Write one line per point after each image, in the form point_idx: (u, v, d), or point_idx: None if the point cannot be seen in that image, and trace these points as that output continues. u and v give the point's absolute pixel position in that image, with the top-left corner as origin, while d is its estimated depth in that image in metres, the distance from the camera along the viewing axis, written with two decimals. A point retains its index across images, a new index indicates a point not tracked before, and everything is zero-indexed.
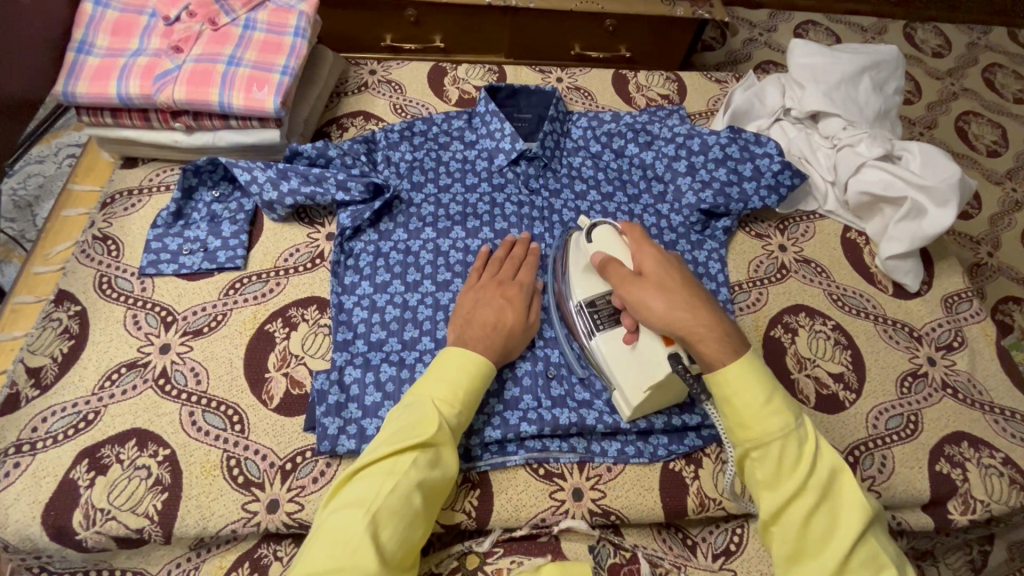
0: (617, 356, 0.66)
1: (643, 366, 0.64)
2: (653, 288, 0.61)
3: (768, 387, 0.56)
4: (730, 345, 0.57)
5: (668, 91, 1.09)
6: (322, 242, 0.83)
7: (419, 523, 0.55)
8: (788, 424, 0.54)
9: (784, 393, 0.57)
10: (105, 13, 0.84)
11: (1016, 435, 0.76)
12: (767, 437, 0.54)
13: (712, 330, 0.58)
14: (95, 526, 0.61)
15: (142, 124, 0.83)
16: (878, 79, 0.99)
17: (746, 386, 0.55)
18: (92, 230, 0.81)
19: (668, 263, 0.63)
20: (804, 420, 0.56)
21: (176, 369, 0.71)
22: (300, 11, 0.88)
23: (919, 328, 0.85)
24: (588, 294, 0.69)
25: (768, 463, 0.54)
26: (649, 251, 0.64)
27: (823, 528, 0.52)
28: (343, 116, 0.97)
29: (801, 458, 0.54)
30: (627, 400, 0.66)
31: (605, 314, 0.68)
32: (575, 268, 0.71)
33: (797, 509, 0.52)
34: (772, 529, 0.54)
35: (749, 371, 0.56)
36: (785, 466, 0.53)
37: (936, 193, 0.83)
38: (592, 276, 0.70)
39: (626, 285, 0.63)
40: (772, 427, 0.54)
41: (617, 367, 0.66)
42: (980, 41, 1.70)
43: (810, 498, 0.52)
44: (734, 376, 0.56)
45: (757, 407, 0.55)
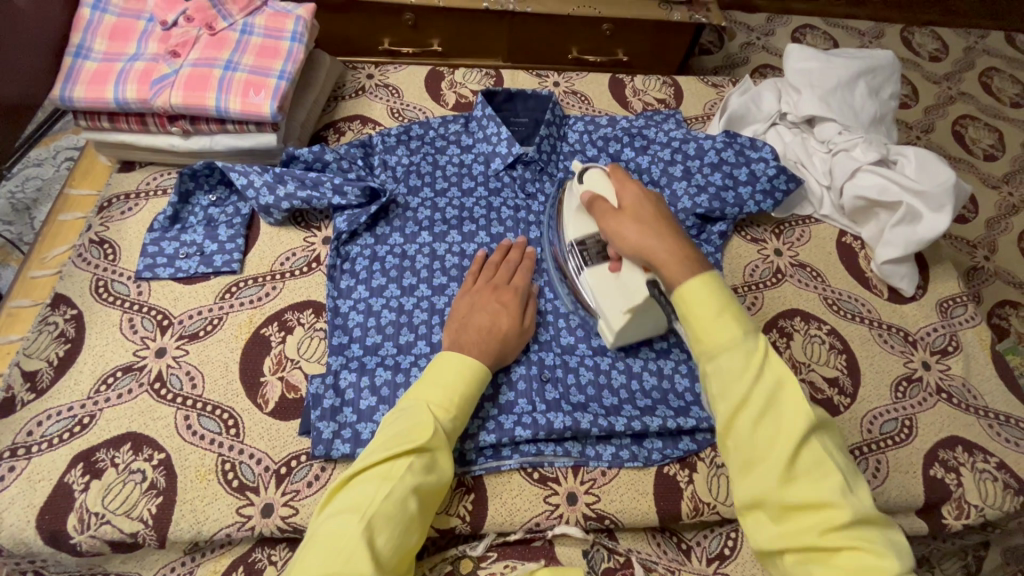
0: (601, 284, 0.70)
1: (624, 292, 0.68)
2: (628, 219, 0.65)
3: (720, 299, 0.55)
4: (692, 266, 0.58)
5: (664, 96, 1.09)
6: (318, 246, 0.83)
7: (414, 528, 0.55)
8: (737, 335, 0.53)
9: (737, 306, 0.56)
10: (102, 18, 0.84)
11: (1010, 440, 0.76)
12: (718, 347, 0.53)
13: (675, 254, 0.60)
14: (90, 530, 0.61)
15: (139, 128, 0.83)
16: (874, 85, 0.99)
17: (699, 298, 0.55)
18: (89, 234, 0.81)
19: (646, 197, 0.67)
20: (757, 332, 0.54)
21: (172, 373, 0.71)
22: (298, 16, 0.89)
23: (914, 333, 0.85)
24: (578, 233, 0.75)
25: (720, 373, 0.53)
26: (630, 188, 0.69)
27: (770, 437, 0.50)
28: (340, 120, 0.97)
29: (750, 365, 0.52)
30: (610, 325, 0.70)
31: (592, 252, 0.73)
32: (570, 211, 0.77)
33: (745, 419, 0.51)
34: (725, 442, 0.52)
35: (703, 286, 0.56)
36: (735, 374, 0.52)
37: (930, 197, 0.84)
38: (583, 218, 0.75)
39: (606, 216, 0.68)
40: (722, 337, 0.53)
41: (601, 294, 0.70)
42: (977, 46, 1.70)
43: (759, 407, 0.51)
44: (688, 290, 0.56)
45: (710, 318, 0.54)
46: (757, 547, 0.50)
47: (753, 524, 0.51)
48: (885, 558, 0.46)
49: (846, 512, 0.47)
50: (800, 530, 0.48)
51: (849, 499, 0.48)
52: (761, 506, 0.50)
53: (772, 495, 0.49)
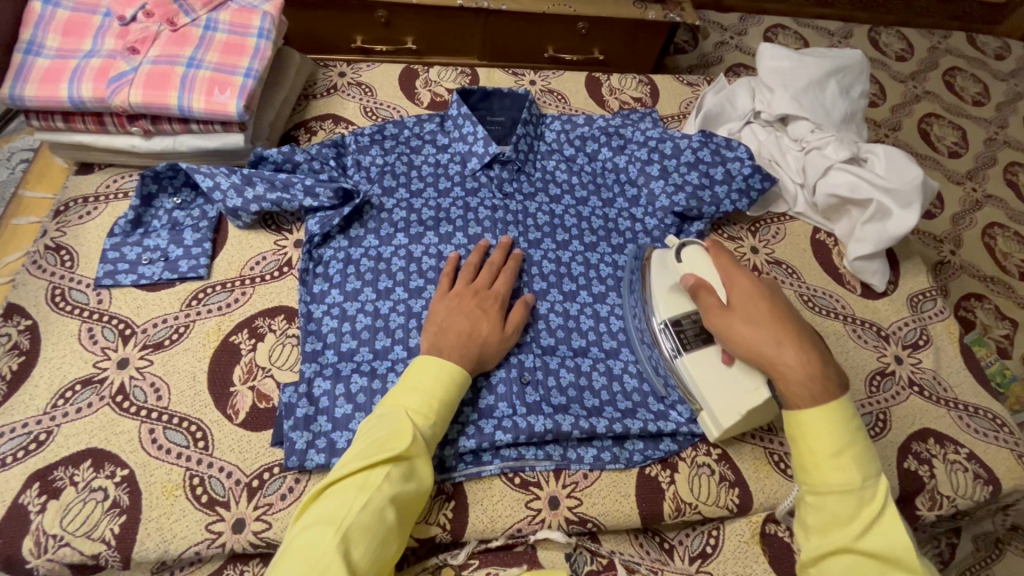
0: (709, 377, 0.66)
1: (736, 388, 0.64)
2: (740, 320, 0.60)
3: (844, 439, 0.54)
4: (816, 391, 0.55)
5: (641, 94, 1.09)
6: (290, 249, 0.80)
7: (392, 539, 0.53)
8: (856, 482, 0.53)
9: (862, 448, 0.54)
10: (55, 12, 0.80)
11: (980, 431, 0.78)
12: (829, 487, 0.53)
13: (796, 370, 0.56)
14: (48, 553, 0.58)
15: (96, 128, 0.79)
16: (845, 84, 1.00)
17: (819, 434, 0.54)
18: (44, 240, 0.77)
19: (762, 293, 0.61)
20: (877, 479, 0.54)
21: (135, 385, 0.68)
22: (265, 12, 0.86)
23: (886, 327, 0.87)
24: (672, 313, 0.69)
25: (824, 512, 0.53)
26: (739, 279, 0.63)
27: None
28: (311, 119, 0.95)
29: (863, 514, 0.52)
30: (715, 421, 0.66)
31: (690, 334, 0.68)
32: (660, 288, 0.72)
33: (842, 560, 0.52)
34: (812, 572, 0.54)
35: (827, 418, 0.54)
36: (841, 518, 0.52)
37: (900, 194, 0.85)
38: (676, 295, 0.70)
39: (712, 312, 0.63)
40: (837, 481, 0.53)
41: (708, 387, 0.66)
42: (941, 45, 1.75)
43: (862, 556, 0.51)
44: (810, 421, 0.55)
45: (827, 458, 0.54)
46: None
47: None
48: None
49: None
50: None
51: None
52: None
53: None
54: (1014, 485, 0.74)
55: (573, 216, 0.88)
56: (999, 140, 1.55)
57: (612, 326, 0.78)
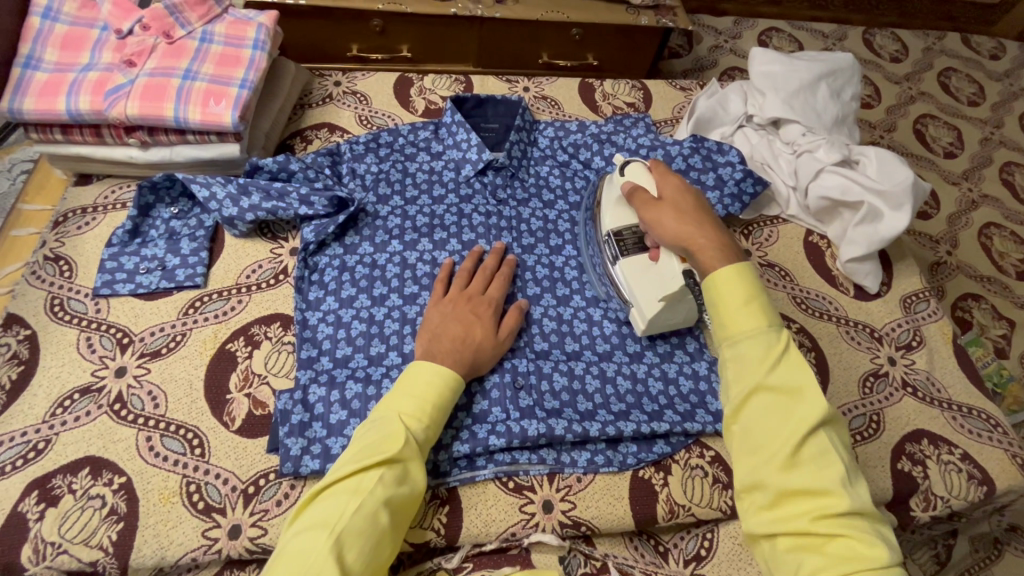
0: (637, 271, 0.73)
1: (660, 279, 0.71)
2: (670, 211, 0.69)
3: (750, 292, 0.60)
4: (726, 258, 0.63)
5: (634, 99, 1.10)
6: (285, 257, 0.81)
7: (385, 543, 0.54)
8: (762, 326, 0.58)
9: (767, 302, 0.60)
10: (53, 26, 0.81)
11: (973, 431, 0.78)
12: (741, 336, 0.58)
13: (713, 245, 0.65)
14: (46, 561, 0.58)
15: (94, 140, 0.80)
16: (836, 87, 1.01)
17: (730, 288, 0.60)
18: (43, 250, 0.78)
19: (687, 190, 0.70)
20: (782, 329, 0.59)
21: (132, 394, 0.68)
22: (259, 23, 0.87)
23: (880, 328, 0.87)
24: (615, 224, 0.77)
25: (741, 360, 0.57)
26: (670, 180, 0.72)
27: (778, 423, 0.54)
28: (307, 128, 0.96)
29: (771, 354, 0.56)
30: (641, 313, 0.72)
31: (629, 243, 0.75)
32: (608, 202, 0.79)
33: (755, 403, 0.55)
34: (733, 427, 0.56)
35: (735, 275, 0.61)
36: (754, 360, 0.56)
37: (891, 196, 0.85)
38: (621, 208, 0.78)
39: (647, 207, 0.71)
40: (746, 327, 0.58)
41: (635, 281, 0.73)
42: (936, 46, 1.75)
43: (772, 393, 0.55)
44: (722, 278, 0.61)
45: (738, 308, 0.59)
46: (750, 532, 0.53)
47: (747, 505, 0.54)
48: (877, 545, 0.48)
49: (843, 500, 0.50)
50: (792, 514, 0.51)
51: (847, 489, 0.51)
52: (760, 488, 0.53)
53: (768, 479, 0.52)
54: (1007, 485, 0.74)
55: (566, 220, 0.89)
56: (995, 140, 1.55)
57: (606, 329, 0.79)
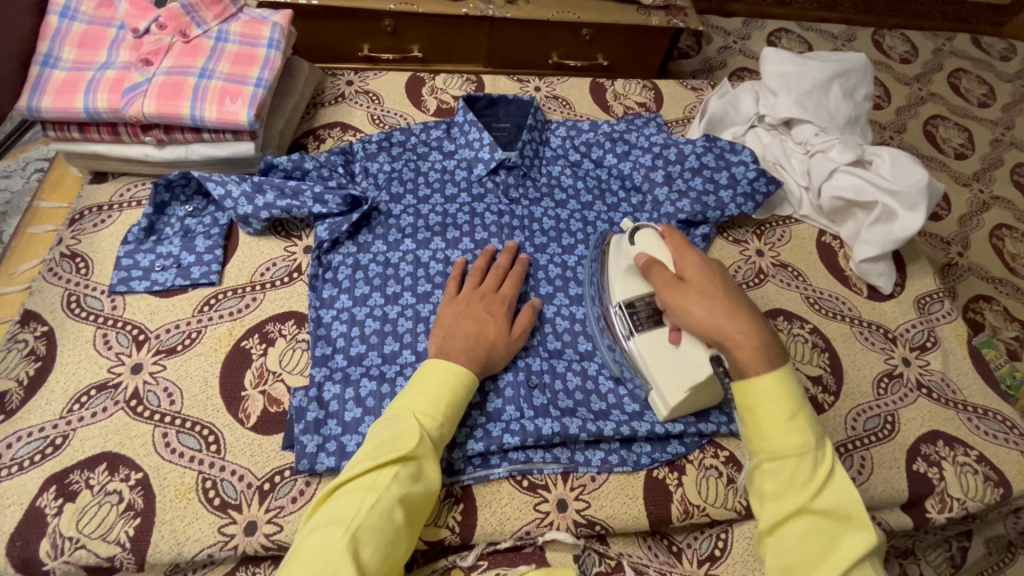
0: (658, 356, 0.67)
1: (684, 367, 0.64)
2: (694, 294, 0.61)
3: (795, 405, 0.54)
4: (767, 360, 0.56)
5: (645, 99, 1.10)
6: (299, 255, 0.82)
7: (402, 539, 0.54)
8: (808, 445, 0.53)
9: (810, 412, 0.55)
10: (71, 25, 0.82)
11: (989, 433, 0.78)
12: (783, 453, 0.53)
13: (751, 340, 0.57)
14: (64, 555, 0.59)
15: (111, 138, 0.81)
16: (848, 87, 1.01)
17: (774, 402, 0.54)
18: (60, 248, 0.79)
19: (711, 269, 0.63)
20: (826, 445, 0.54)
21: (148, 390, 0.69)
22: (274, 23, 0.87)
23: (894, 329, 0.86)
24: (626, 295, 0.71)
25: (781, 477, 0.53)
26: (690, 256, 0.64)
27: (821, 548, 0.50)
28: (320, 127, 0.96)
29: (815, 477, 0.52)
30: (665, 400, 0.68)
31: (643, 316, 0.69)
32: (616, 270, 0.73)
33: (796, 524, 0.51)
34: (767, 540, 0.53)
35: (778, 384, 0.54)
36: (798, 482, 0.52)
37: (905, 196, 0.85)
38: (631, 278, 0.71)
39: (667, 287, 0.63)
40: (790, 444, 0.53)
41: (656, 366, 0.67)
42: (945, 47, 1.75)
43: (815, 516, 0.51)
44: (764, 388, 0.55)
45: (781, 423, 0.54)
46: None
47: None
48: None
49: None
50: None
51: None
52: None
53: None
54: None
55: (578, 220, 0.89)
56: (1005, 141, 1.54)
57: None
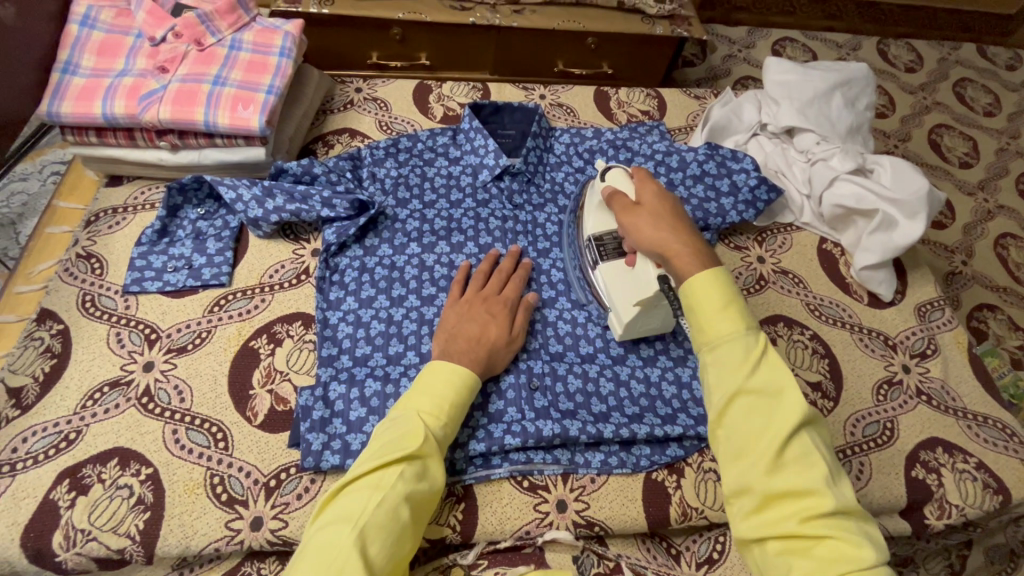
0: (614, 277, 0.73)
1: (635, 286, 0.70)
2: (647, 217, 0.67)
3: (727, 294, 0.57)
4: (703, 263, 0.60)
5: (648, 107, 1.11)
6: (307, 258, 0.83)
7: (407, 537, 0.55)
8: (739, 330, 0.55)
9: (742, 303, 0.57)
10: (90, 34, 0.85)
11: (989, 440, 0.78)
12: (720, 340, 0.55)
13: (689, 250, 0.62)
14: (76, 547, 0.60)
15: (127, 143, 0.83)
16: (850, 96, 1.02)
17: (707, 291, 0.57)
18: (76, 249, 0.81)
19: (664, 195, 0.68)
20: (759, 331, 0.56)
21: (160, 388, 0.70)
22: (286, 32, 0.90)
23: (894, 336, 0.87)
24: (596, 229, 0.77)
25: (720, 364, 0.54)
26: (649, 185, 0.69)
27: (760, 427, 0.51)
28: (329, 134, 0.98)
29: (750, 358, 0.53)
30: (619, 318, 0.73)
31: (609, 248, 0.75)
32: (590, 206, 0.79)
33: (736, 408, 0.52)
34: (716, 431, 0.54)
35: (710, 280, 0.58)
36: (733, 365, 0.53)
37: (906, 205, 0.86)
38: (603, 213, 0.78)
39: (624, 212, 0.69)
40: (723, 331, 0.55)
41: (613, 287, 0.73)
42: (951, 57, 1.75)
43: (753, 396, 0.52)
44: (699, 282, 0.58)
45: (714, 312, 0.56)
46: (739, 537, 0.51)
47: (737, 513, 0.51)
48: (863, 547, 0.46)
49: (828, 500, 0.48)
50: (779, 518, 0.48)
51: (832, 489, 0.49)
52: (747, 492, 0.50)
53: (756, 484, 0.50)
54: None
55: None
56: (1011, 151, 1.55)
57: None
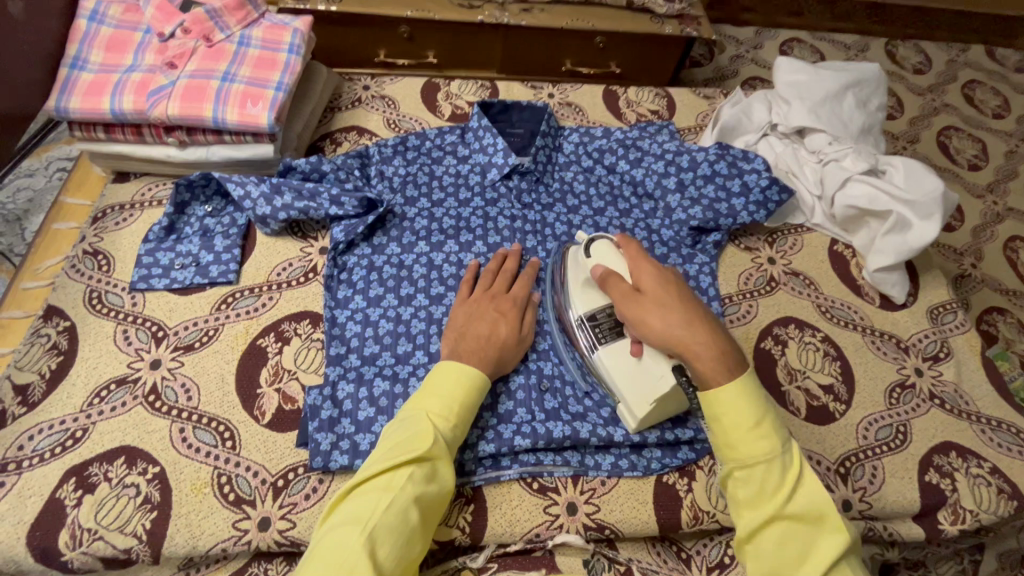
0: (621, 368, 0.66)
1: (647, 379, 0.64)
2: (653, 307, 0.60)
3: (758, 409, 0.54)
4: (728, 367, 0.55)
5: (657, 107, 1.11)
6: (315, 256, 0.83)
7: (417, 538, 0.54)
8: (775, 449, 0.53)
9: (774, 414, 0.55)
10: (99, 29, 0.84)
11: (1003, 445, 0.77)
12: (752, 460, 0.53)
13: (710, 350, 0.56)
14: (82, 546, 0.60)
15: (134, 139, 0.83)
16: (862, 96, 1.01)
17: (737, 408, 0.54)
18: (83, 245, 0.80)
19: (666, 279, 0.61)
20: (793, 446, 0.54)
21: (167, 386, 0.70)
22: (295, 28, 0.89)
23: (906, 339, 0.86)
24: (587, 308, 0.69)
25: (752, 485, 0.53)
26: (647, 267, 0.62)
27: (797, 554, 0.50)
28: (337, 131, 0.98)
29: (785, 481, 0.52)
30: (632, 412, 0.66)
31: (606, 327, 0.68)
32: (574, 284, 0.71)
33: (770, 531, 0.52)
34: (746, 547, 0.53)
35: (741, 393, 0.54)
36: (767, 489, 0.52)
37: (919, 206, 0.85)
38: (591, 291, 0.70)
39: (625, 301, 0.62)
40: (757, 451, 0.53)
41: (621, 378, 0.66)
42: (959, 58, 1.74)
43: (789, 521, 0.51)
44: (727, 396, 0.54)
45: (745, 430, 0.53)
46: None
47: None
48: None
49: None
50: None
51: None
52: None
53: None
54: None
55: (590, 225, 0.89)
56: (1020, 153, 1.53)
57: None
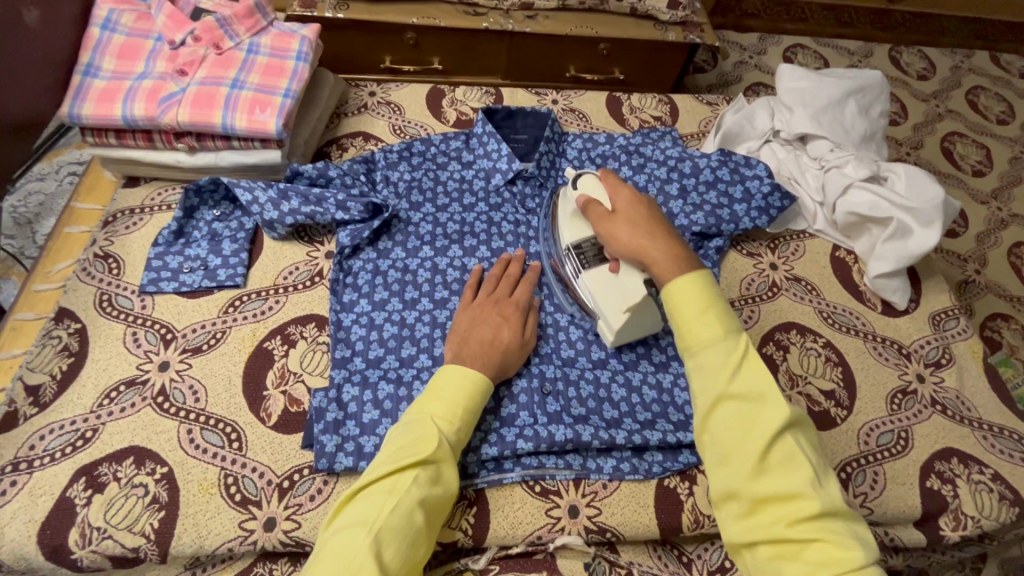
0: (600, 286, 0.72)
1: (621, 292, 0.70)
2: (623, 224, 0.67)
3: (705, 298, 0.57)
4: (682, 267, 0.61)
5: (660, 113, 1.12)
6: (321, 260, 0.84)
7: (421, 541, 0.55)
8: (720, 334, 0.55)
9: (723, 305, 0.58)
10: (111, 37, 0.86)
11: (1005, 452, 0.77)
12: (700, 345, 0.56)
13: (666, 255, 0.62)
14: (91, 545, 0.61)
15: (145, 144, 0.85)
16: (864, 103, 1.02)
17: (685, 297, 0.58)
18: (93, 249, 0.82)
19: (637, 201, 0.69)
20: (740, 332, 0.57)
21: (175, 387, 0.71)
22: (303, 36, 0.91)
23: (908, 345, 0.86)
24: (574, 237, 0.77)
25: (701, 370, 0.55)
26: (622, 192, 0.70)
27: (744, 432, 0.52)
28: (343, 137, 0.99)
29: (729, 362, 0.54)
30: (609, 326, 0.73)
31: (589, 255, 0.74)
32: (564, 216, 0.79)
33: (719, 414, 0.53)
34: (702, 437, 0.55)
35: (689, 285, 0.58)
36: (714, 371, 0.54)
37: (920, 213, 0.86)
38: (578, 222, 0.77)
39: (600, 221, 0.70)
40: (704, 336, 0.56)
41: (600, 295, 0.72)
42: (964, 65, 1.75)
43: (735, 402, 0.53)
44: (677, 287, 0.58)
45: (693, 317, 0.57)
46: (730, 543, 0.52)
47: (725, 517, 0.52)
48: (851, 546, 0.47)
49: (815, 503, 0.48)
50: (768, 523, 0.49)
51: (820, 492, 0.49)
52: (735, 497, 0.52)
53: (741, 488, 0.50)
54: None
55: None
56: None
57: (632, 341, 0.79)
